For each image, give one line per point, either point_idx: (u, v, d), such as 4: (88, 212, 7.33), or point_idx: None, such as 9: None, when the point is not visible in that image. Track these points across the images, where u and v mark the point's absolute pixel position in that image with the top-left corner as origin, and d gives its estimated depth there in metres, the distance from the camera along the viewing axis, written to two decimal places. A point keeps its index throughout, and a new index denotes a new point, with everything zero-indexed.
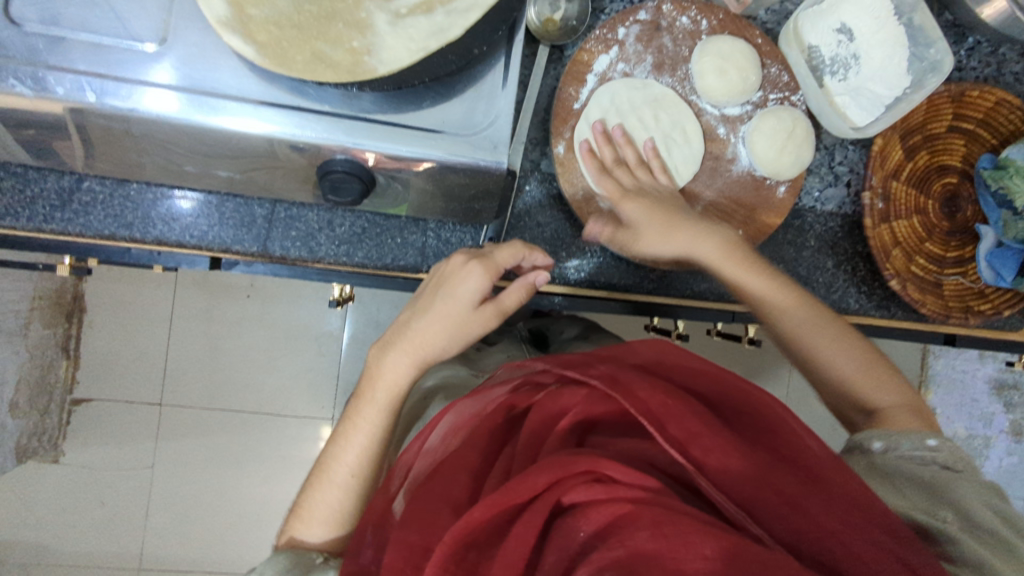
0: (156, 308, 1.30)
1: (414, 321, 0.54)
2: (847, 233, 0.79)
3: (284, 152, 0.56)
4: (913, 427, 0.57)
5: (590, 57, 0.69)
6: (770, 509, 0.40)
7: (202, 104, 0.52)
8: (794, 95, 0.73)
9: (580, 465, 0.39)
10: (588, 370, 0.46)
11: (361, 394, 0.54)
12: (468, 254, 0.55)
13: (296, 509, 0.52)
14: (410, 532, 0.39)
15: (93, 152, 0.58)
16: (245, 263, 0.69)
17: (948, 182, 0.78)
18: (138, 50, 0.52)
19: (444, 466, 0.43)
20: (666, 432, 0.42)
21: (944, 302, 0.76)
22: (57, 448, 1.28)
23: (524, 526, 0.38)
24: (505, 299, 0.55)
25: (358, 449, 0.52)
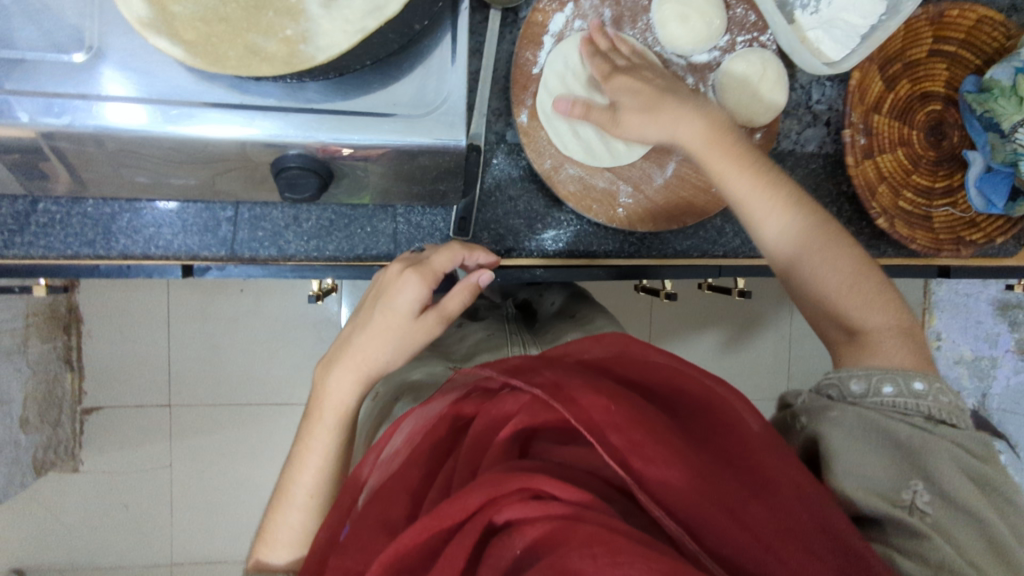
0: (151, 312, 1.30)
1: (353, 337, 0.55)
2: (830, 173, 0.77)
3: (256, 153, 0.54)
4: (899, 366, 0.49)
5: (545, 18, 0.66)
6: (714, 524, 0.38)
7: (168, 114, 0.50)
8: (762, 36, 0.70)
9: (514, 481, 0.36)
10: (534, 375, 0.44)
11: (311, 415, 0.54)
12: (406, 263, 0.57)
13: (261, 534, 0.52)
14: (347, 560, 0.37)
15: (75, 171, 0.55)
16: (217, 267, 0.67)
17: (932, 110, 0.75)
18: (67, 62, 0.50)
19: (386, 486, 0.41)
20: (608, 443, 0.39)
21: (934, 236, 0.74)
22: (75, 457, 1.30)
23: (451, 549, 0.34)
24: (447, 304, 0.55)
25: (316, 468, 0.52)
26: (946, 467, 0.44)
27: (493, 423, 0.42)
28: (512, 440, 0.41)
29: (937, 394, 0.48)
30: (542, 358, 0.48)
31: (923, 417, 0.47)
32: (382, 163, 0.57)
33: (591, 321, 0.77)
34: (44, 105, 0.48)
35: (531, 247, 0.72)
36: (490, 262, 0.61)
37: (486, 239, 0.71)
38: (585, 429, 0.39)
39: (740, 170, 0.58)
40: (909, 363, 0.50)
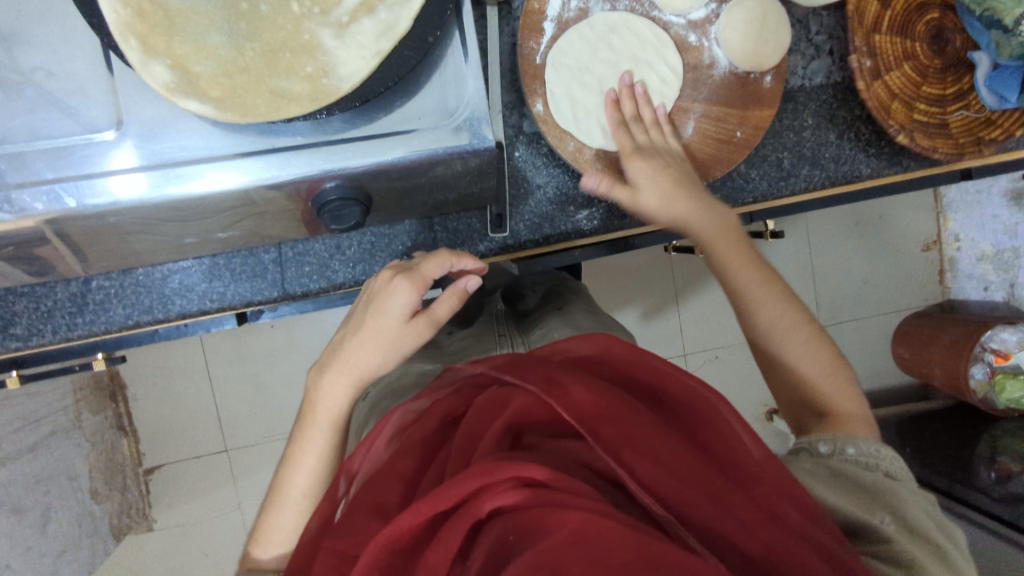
0: (190, 365, 1.33)
1: (346, 342, 0.55)
2: (842, 101, 0.77)
3: (261, 196, 0.54)
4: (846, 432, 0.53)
5: (541, 4, 0.66)
6: (699, 509, 0.38)
7: (169, 176, 0.51)
8: None
9: (507, 469, 0.35)
10: (527, 370, 0.44)
11: (305, 419, 0.56)
12: (395, 270, 0.57)
13: (253, 534, 0.55)
14: (343, 539, 0.39)
15: (80, 247, 0.56)
16: (269, 308, 0.71)
17: (931, 19, 0.75)
18: (97, 141, 0.51)
19: (380, 473, 0.42)
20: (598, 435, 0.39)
21: (956, 142, 0.74)
22: (148, 517, 1.33)
23: (445, 534, 0.34)
24: (437, 309, 0.55)
25: (308, 470, 0.54)
26: (909, 507, 0.47)
27: (485, 413, 0.42)
28: (503, 430, 0.41)
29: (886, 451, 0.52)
30: (532, 354, 0.47)
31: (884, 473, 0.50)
32: (406, 178, 0.58)
33: (573, 313, 0.74)
34: (88, 188, 0.50)
35: (568, 228, 0.73)
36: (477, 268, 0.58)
37: (525, 230, 0.73)
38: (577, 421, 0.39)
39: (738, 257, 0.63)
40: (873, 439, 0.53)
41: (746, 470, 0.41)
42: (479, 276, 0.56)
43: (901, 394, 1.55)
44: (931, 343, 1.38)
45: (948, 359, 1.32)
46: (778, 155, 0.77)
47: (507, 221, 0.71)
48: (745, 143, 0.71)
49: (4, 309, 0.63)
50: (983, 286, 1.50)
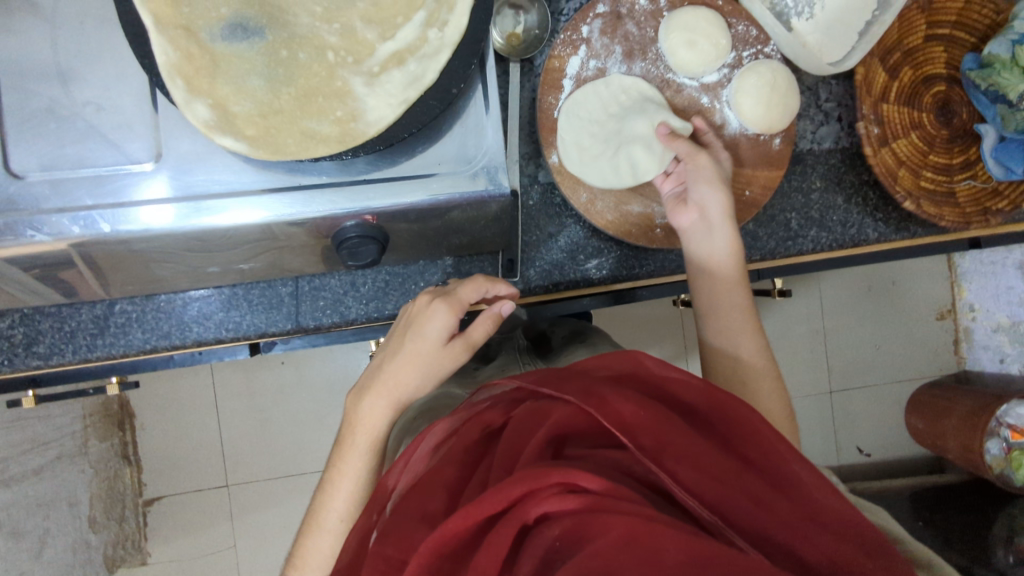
0: (198, 397, 1.33)
1: (385, 365, 0.58)
2: (850, 166, 0.79)
3: (281, 230, 0.57)
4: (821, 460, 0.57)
5: (561, 63, 0.70)
6: (741, 513, 0.38)
7: (198, 209, 0.54)
8: (766, 47, 0.74)
9: (553, 475, 0.36)
10: (565, 384, 0.44)
11: (343, 440, 0.58)
12: (433, 295, 0.61)
13: (291, 559, 0.57)
14: (387, 546, 0.39)
15: (107, 275, 0.60)
16: (282, 340, 0.71)
17: (938, 92, 0.77)
18: (137, 171, 0.54)
19: (422, 482, 0.43)
20: (639, 443, 0.40)
21: (961, 210, 0.75)
22: (143, 550, 1.32)
23: (495, 537, 0.35)
24: (473, 332, 0.59)
25: (346, 492, 0.56)
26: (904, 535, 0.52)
27: (525, 425, 0.43)
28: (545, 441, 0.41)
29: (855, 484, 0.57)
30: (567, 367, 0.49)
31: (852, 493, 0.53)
32: (423, 220, 0.61)
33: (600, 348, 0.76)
34: (121, 215, 0.53)
35: (577, 276, 0.75)
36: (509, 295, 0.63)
37: (535, 276, 0.74)
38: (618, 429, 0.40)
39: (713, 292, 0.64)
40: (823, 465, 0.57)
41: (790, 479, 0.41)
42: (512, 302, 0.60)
43: (915, 464, 1.51)
44: (947, 414, 1.35)
45: (962, 432, 1.29)
46: (786, 215, 0.78)
47: (518, 267, 0.73)
48: (754, 202, 0.73)
49: (30, 327, 0.65)
50: (999, 358, 1.45)
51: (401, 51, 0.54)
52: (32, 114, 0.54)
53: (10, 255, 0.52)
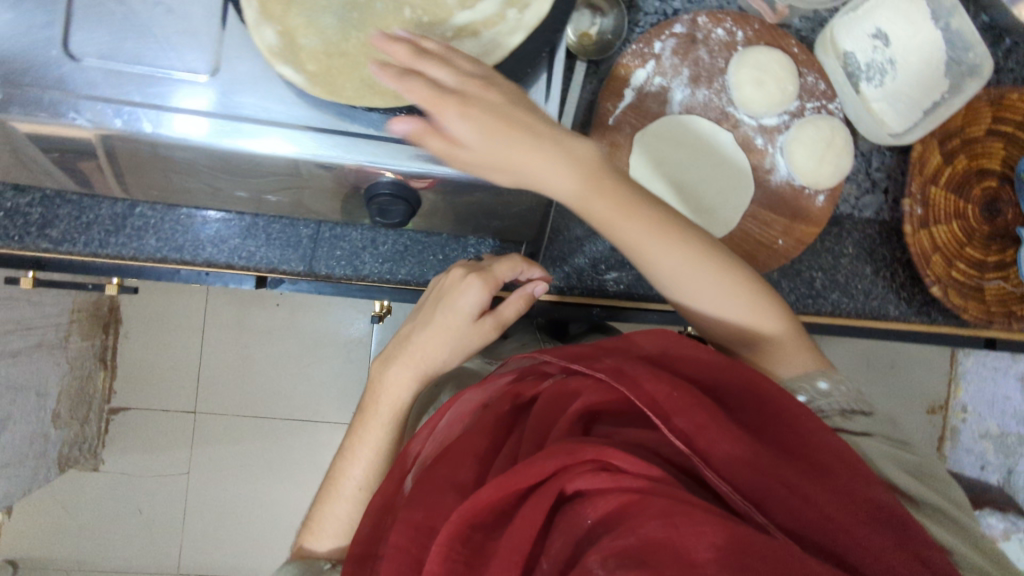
0: (188, 318, 1.32)
1: (413, 337, 0.63)
2: (885, 239, 0.79)
3: (307, 169, 0.57)
4: (815, 369, 0.61)
5: (627, 72, 0.70)
6: (777, 498, 0.44)
7: (230, 129, 0.53)
8: (830, 103, 0.74)
9: (586, 454, 0.42)
10: (597, 363, 0.51)
11: (367, 407, 0.64)
12: (467, 269, 0.64)
13: (307, 525, 0.63)
14: (416, 513, 0.46)
15: (122, 174, 0.60)
16: (290, 281, 0.69)
17: (988, 187, 0.77)
18: (181, 79, 0.53)
19: (453, 452, 0.50)
20: (673, 424, 0.46)
21: (985, 306, 0.76)
22: (96, 457, 1.32)
23: (531, 510, 0.42)
24: (504, 310, 0.63)
25: (364, 463, 0.62)
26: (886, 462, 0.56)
27: (559, 404, 0.50)
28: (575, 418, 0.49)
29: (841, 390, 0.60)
30: (599, 346, 0.55)
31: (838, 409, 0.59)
32: (462, 194, 0.61)
33: None
34: (163, 119, 0.52)
35: (594, 284, 0.75)
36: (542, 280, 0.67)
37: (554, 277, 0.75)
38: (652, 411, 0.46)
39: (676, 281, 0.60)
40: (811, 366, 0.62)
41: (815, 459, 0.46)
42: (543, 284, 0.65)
43: None
44: None
45: None
46: (812, 273, 0.78)
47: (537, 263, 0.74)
48: (784, 253, 0.73)
49: (48, 209, 0.65)
50: (980, 464, 1.46)
51: (477, 22, 0.53)
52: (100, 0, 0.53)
53: (37, 131, 0.53)
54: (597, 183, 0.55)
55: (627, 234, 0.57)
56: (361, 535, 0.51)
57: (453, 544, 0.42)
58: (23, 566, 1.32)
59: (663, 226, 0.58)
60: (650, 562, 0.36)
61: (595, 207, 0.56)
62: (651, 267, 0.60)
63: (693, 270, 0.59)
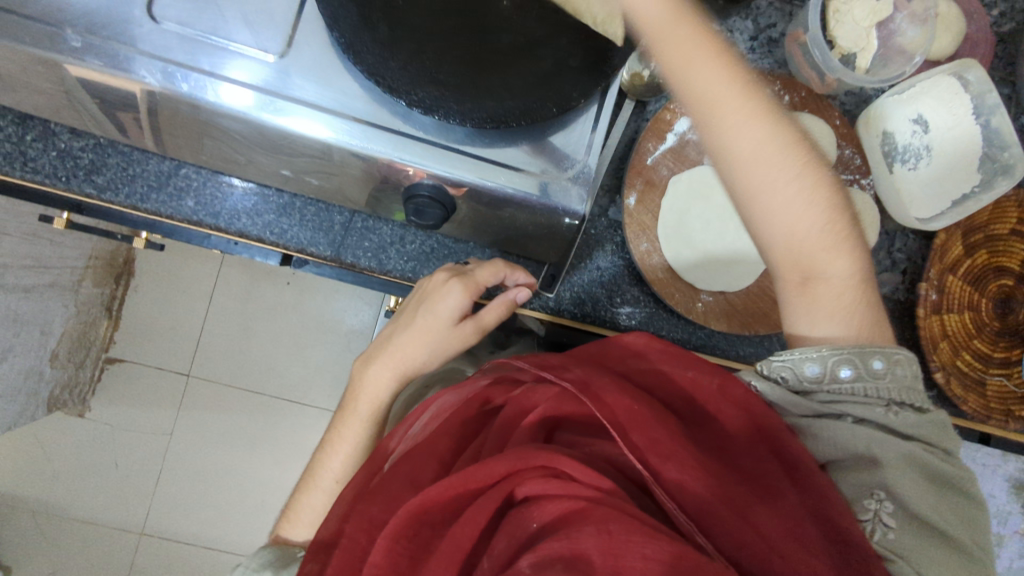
0: (198, 284, 1.35)
1: (395, 336, 0.65)
2: (897, 319, 0.80)
3: (341, 156, 0.58)
4: (864, 342, 0.52)
5: (673, 117, 0.72)
6: (723, 522, 0.44)
7: (269, 104, 0.55)
8: (865, 179, 0.76)
9: (537, 459, 0.44)
10: (565, 372, 0.53)
11: (347, 404, 0.67)
12: (451, 273, 0.66)
13: (285, 513, 0.67)
14: (374, 507, 0.49)
15: (159, 125, 0.60)
16: (314, 263, 0.73)
17: (1004, 284, 0.78)
18: (244, 53, 0.55)
19: (420, 449, 0.52)
20: (630, 439, 0.47)
21: (985, 401, 0.76)
22: (84, 403, 1.32)
23: (476, 511, 0.44)
24: (484, 316, 0.65)
25: (343, 459, 0.65)
26: (903, 467, 0.48)
27: (525, 413, 0.52)
28: (536, 425, 0.51)
29: (892, 374, 0.51)
30: (574, 357, 0.57)
31: (874, 397, 0.50)
32: (495, 208, 0.62)
33: None
34: (210, 85, 0.54)
35: (607, 315, 0.76)
36: (527, 285, 0.68)
37: (568, 300, 0.75)
38: (610, 425, 0.47)
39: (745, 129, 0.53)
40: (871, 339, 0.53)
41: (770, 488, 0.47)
42: (527, 292, 0.66)
43: None
44: None
45: None
46: None
47: (557, 285, 0.75)
48: None
49: (98, 156, 0.67)
50: None
51: None
52: None
53: (97, 81, 0.54)
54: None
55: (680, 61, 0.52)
56: (329, 525, 0.51)
57: (404, 534, 0.45)
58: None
59: (734, 95, 0.52)
60: (581, 569, 0.38)
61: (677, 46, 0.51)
62: (726, 142, 0.53)
63: (774, 149, 0.52)
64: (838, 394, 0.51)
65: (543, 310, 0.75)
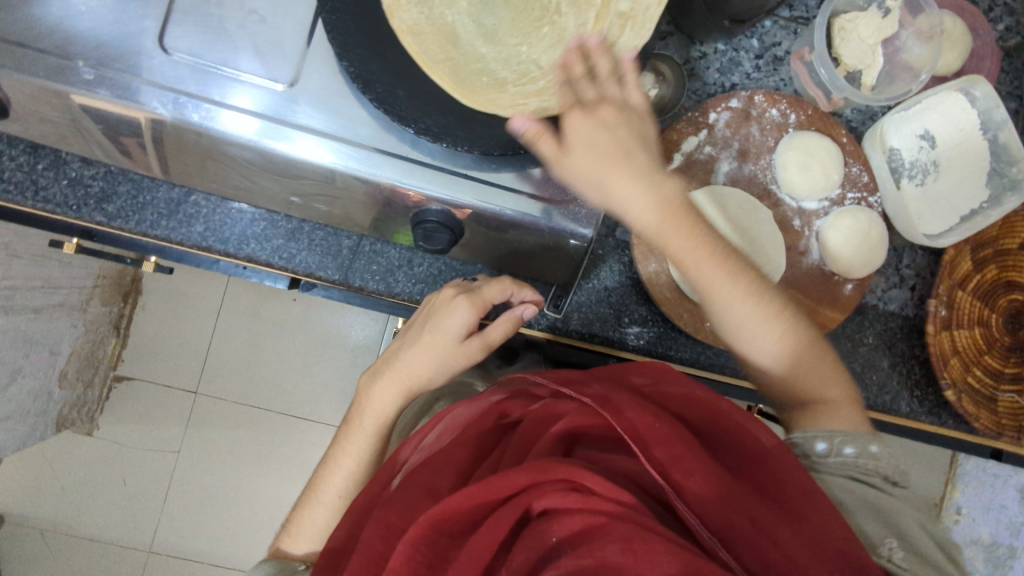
0: (204, 303, 1.35)
1: (402, 353, 0.65)
2: (906, 335, 0.80)
3: (343, 181, 0.58)
4: (859, 430, 0.59)
5: (680, 137, 0.72)
6: (743, 537, 0.44)
7: (275, 133, 0.55)
8: (871, 197, 0.76)
9: (558, 472, 0.44)
10: (585, 389, 0.53)
11: (353, 418, 0.67)
12: (459, 290, 0.66)
13: (286, 526, 0.67)
14: (392, 514, 0.48)
15: (167, 155, 0.61)
16: (322, 287, 0.73)
17: (1015, 299, 0.77)
18: (256, 82, 0.55)
19: (434, 458, 0.52)
20: (651, 454, 0.47)
21: (996, 418, 0.75)
22: (92, 422, 1.33)
23: (495, 521, 0.44)
24: (491, 333, 0.65)
25: (347, 483, 0.65)
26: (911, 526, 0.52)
27: (543, 427, 0.52)
28: (557, 439, 0.51)
29: (885, 454, 0.58)
30: (593, 375, 0.58)
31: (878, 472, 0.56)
32: (499, 231, 0.63)
33: None
34: (214, 113, 0.54)
35: (615, 336, 0.76)
36: (533, 303, 0.68)
37: (576, 320, 0.76)
38: (630, 439, 0.48)
39: (730, 307, 0.58)
40: (860, 425, 0.60)
41: (792, 508, 0.47)
42: (533, 309, 0.66)
43: None
44: None
45: None
46: None
47: (564, 305, 0.76)
48: None
49: (109, 184, 0.68)
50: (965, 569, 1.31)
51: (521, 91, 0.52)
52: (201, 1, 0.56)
53: (110, 112, 0.55)
54: (680, 212, 0.57)
55: (679, 246, 0.57)
56: (342, 532, 0.53)
57: (420, 547, 0.44)
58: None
59: (718, 266, 0.58)
60: None
61: (675, 233, 0.57)
62: (724, 322, 0.60)
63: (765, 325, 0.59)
64: (842, 464, 0.56)
65: (552, 330, 0.75)
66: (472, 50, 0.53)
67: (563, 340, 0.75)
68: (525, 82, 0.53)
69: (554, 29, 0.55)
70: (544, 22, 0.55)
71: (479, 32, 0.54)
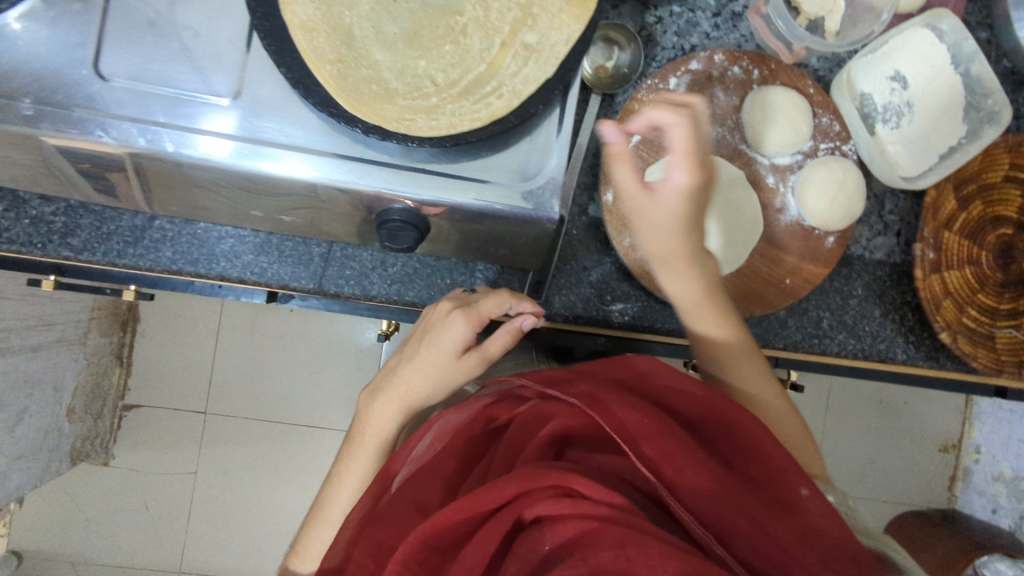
0: (201, 323, 1.35)
1: (399, 371, 0.65)
2: (896, 282, 0.79)
3: (328, 192, 0.58)
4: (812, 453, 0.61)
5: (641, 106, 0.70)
6: (738, 531, 0.44)
7: (253, 153, 0.54)
8: (845, 145, 0.74)
9: (548, 479, 0.43)
10: (570, 388, 0.52)
11: (355, 437, 0.66)
12: (455, 304, 0.65)
13: (294, 547, 0.66)
14: (382, 533, 0.48)
15: (150, 189, 0.61)
16: (300, 297, 0.73)
17: (1003, 234, 0.76)
18: (210, 102, 0.55)
19: (424, 471, 0.52)
20: (642, 451, 0.46)
21: (996, 356, 0.74)
22: (108, 452, 1.35)
23: (486, 534, 0.43)
24: (489, 347, 0.64)
25: (348, 496, 0.65)
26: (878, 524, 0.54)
27: (531, 430, 0.51)
28: (546, 442, 0.50)
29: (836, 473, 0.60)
30: (578, 372, 0.57)
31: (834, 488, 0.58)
32: (471, 223, 0.61)
33: None
34: (186, 139, 0.54)
35: (599, 315, 0.77)
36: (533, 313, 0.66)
37: (559, 304, 0.76)
38: (619, 437, 0.47)
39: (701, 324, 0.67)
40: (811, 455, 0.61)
41: (784, 499, 0.47)
42: (534, 318, 0.64)
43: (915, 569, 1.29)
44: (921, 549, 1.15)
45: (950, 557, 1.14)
46: (821, 313, 0.78)
47: (544, 289, 0.75)
48: (792, 291, 0.72)
49: (71, 219, 0.68)
50: (991, 507, 1.27)
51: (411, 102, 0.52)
52: (135, 24, 0.55)
53: (66, 147, 0.54)
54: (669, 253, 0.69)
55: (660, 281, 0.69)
56: (339, 549, 0.53)
57: (412, 560, 0.45)
58: (27, 555, 1.35)
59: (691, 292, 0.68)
60: None
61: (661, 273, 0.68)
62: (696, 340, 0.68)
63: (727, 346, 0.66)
64: None
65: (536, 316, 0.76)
66: (367, 53, 0.52)
67: (551, 325, 0.75)
68: (418, 94, 0.53)
69: (456, 48, 0.53)
70: (447, 40, 0.53)
71: (378, 39, 0.52)
